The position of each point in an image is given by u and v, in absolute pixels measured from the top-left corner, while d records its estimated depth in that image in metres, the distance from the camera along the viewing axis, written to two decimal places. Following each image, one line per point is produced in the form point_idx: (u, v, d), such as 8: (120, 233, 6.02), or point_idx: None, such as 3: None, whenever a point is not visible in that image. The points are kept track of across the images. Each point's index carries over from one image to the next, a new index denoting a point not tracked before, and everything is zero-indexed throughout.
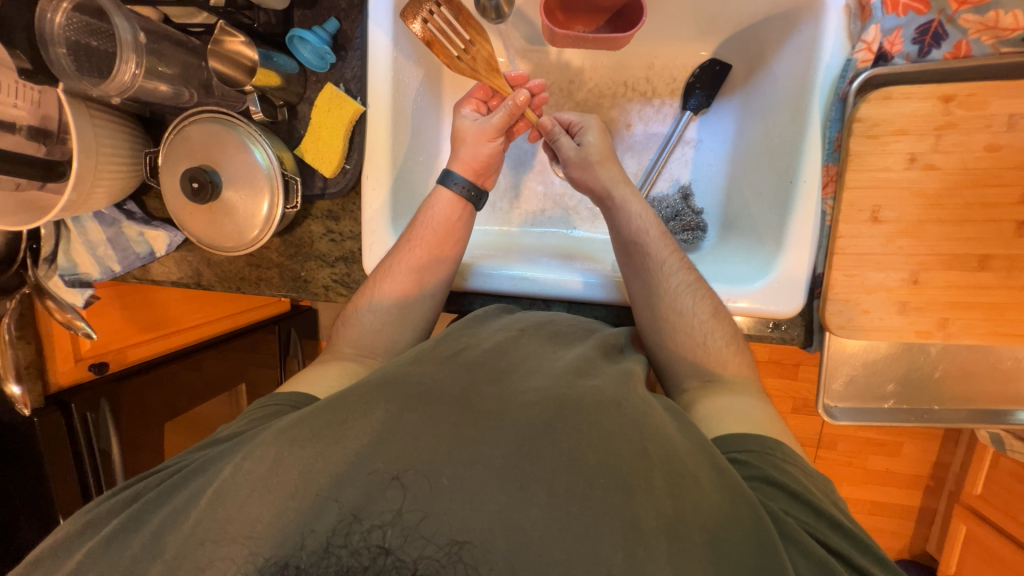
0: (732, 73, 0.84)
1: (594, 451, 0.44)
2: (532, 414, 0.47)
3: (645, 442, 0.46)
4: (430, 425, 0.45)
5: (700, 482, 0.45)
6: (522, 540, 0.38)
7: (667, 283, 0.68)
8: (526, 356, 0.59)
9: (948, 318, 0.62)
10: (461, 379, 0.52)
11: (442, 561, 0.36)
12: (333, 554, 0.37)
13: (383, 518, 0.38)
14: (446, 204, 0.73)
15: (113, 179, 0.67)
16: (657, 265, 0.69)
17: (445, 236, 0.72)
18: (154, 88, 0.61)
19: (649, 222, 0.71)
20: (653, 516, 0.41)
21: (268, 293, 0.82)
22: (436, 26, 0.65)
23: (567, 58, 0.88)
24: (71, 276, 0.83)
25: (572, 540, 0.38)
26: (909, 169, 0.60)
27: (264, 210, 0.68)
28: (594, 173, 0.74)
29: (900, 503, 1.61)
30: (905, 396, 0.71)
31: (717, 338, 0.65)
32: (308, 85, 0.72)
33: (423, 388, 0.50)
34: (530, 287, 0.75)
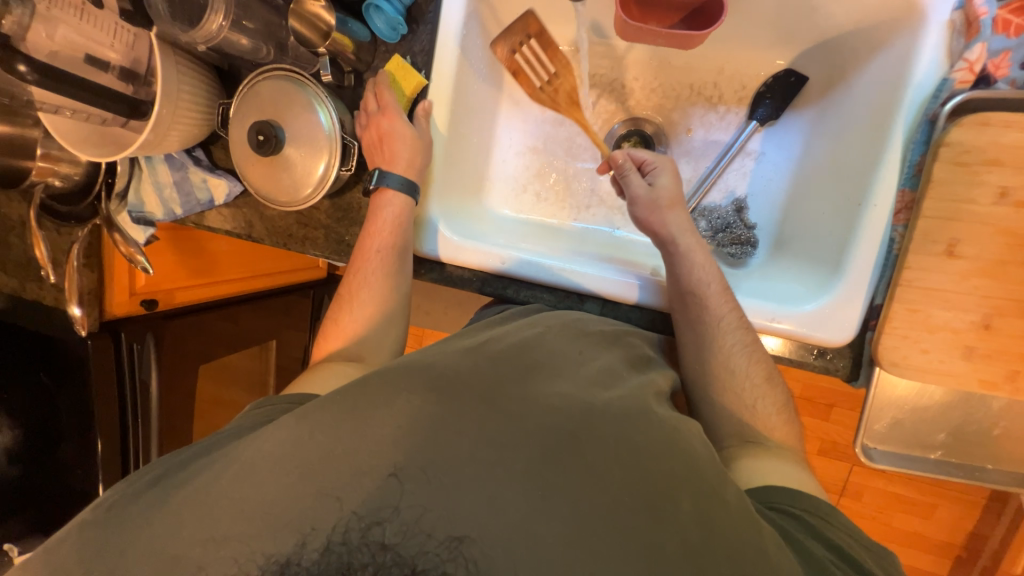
0: (808, 86, 0.80)
1: (617, 462, 0.44)
2: (561, 416, 0.46)
3: (672, 459, 0.46)
4: (451, 417, 0.45)
5: (728, 504, 0.44)
6: (536, 556, 0.38)
7: (723, 345, 0.64)
8: (552, 351, 0.58)
9: (1019, 371, 0.57)
10: (485, 369, 0.51)
11: (443, 557, 0.37)
12: (334, 552, 0.37)
13: (381, 515, 0.39)
14: (396, 208, 0.71)
15: (188, 124, 0.71)
16: (713, 323, 0.65)
17: (398, 236, 0.72)
18: (237, 41, 0.64)
19: (711, 275, 0.67)
20: (678, 543, 0.40)
21: (311, 253, 0.84)
22: (523, 57, 0.78)
23: (635, 53, 0.86)
24: (138, 213, 0.89)
25: (587, 559, 0.39)
26: (998, 204, 0.55)
27: (320, 170, 0.70)
28: (662, 217, 0.70)
29: (925, 568, 1.51)
30: (956, 448, 0.65)
31: (763, 398, 0.63)
32: (377, 55, 0.74)
33: (446, 377, 0.49)
34: (568, 280, 0.75)
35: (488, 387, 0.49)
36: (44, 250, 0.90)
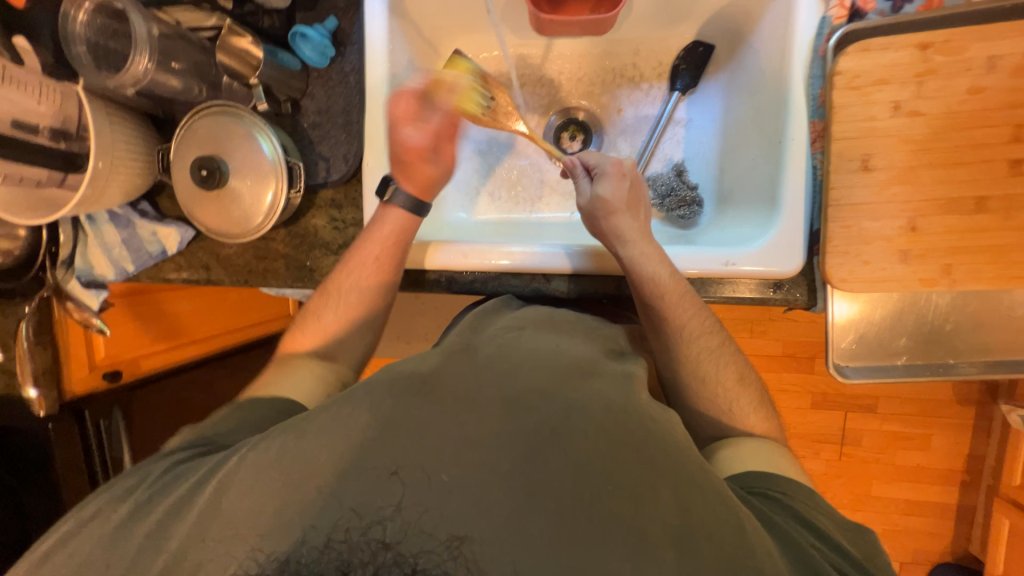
0: (716, 52, 0.87)
1: (592, 447, 0.42)
2: (543, 414, 0.44)
3: (653, 448, 0.44)
4: (430, 419, 0.43)
5: (706, 491, 0.43)
6: (526, 545, 0.37)
7: (687, 345, 0.66)
8: (534, 347, 0.55)
9: (952, 265, 0.62)
10: (463, 372, 0.49)
11: (442, 556, 0.36)
12: (333, 549, 0.37)
13: (382, 514, 0.38)
14: (395, 220, 0.72)
15: (127, 174, 0.70)
16: (673, 327, 0.67)
17: (391, 247, 0.72)
18: (166, 81, 0.65)
19: (664, 282, 0.66)
20: (661, 528, 0.39)
21: (274, 285, 0.83)
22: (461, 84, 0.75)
23: (556, 48, 0.91)
24: (87, 277, 0.86)
25: (569, 549, 0.38)
26: (895, 116, 0.61)
27: (269, 199, 0.71)
28: (606, 227, 0.69)
29: (936, 501, 1.53)
30: (917, 352, 0.69)
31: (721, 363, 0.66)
32: (310, 81, 0.76)
33: (425, 380, 0.47)
34: (533, 263, 0.75)
35: (464, 372, 0.48)
36: None
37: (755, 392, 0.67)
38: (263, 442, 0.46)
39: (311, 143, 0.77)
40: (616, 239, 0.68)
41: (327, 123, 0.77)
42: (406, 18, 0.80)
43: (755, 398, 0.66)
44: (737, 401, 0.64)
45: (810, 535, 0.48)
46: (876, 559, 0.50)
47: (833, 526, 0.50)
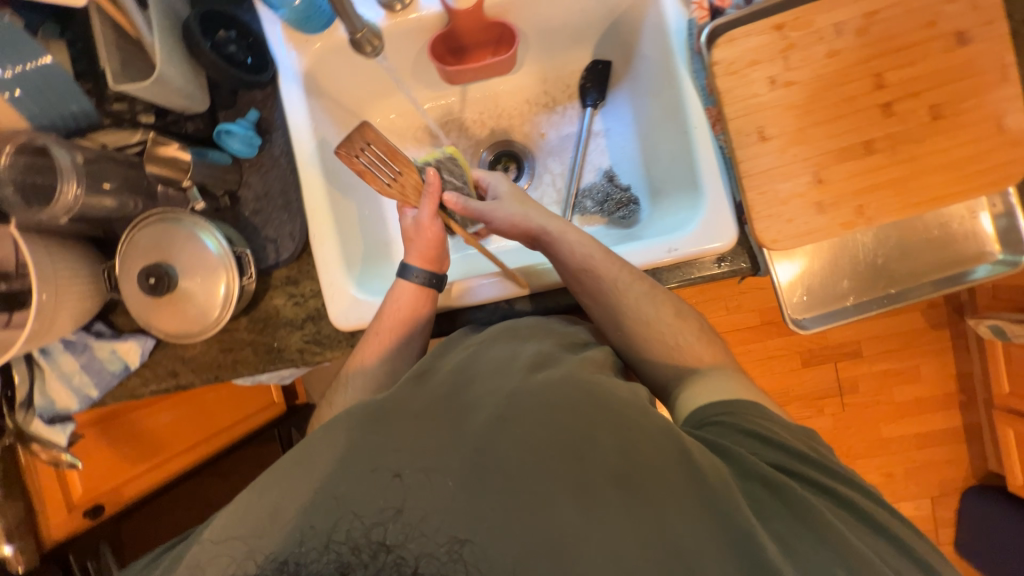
0: (614, 66, 0.95)
1: (536, 424, 0.50)
2: (490, 408, 0.52)
3: (587, 412, 0.52)
4: (408, 439, 0.49)
5: (642, 437, 0.50)
6: (505, 526, 0.44)
7: (622, 295, 0.70)
8: (491, 356, 0.61)
9: (863, 205, 0.67)
10: (425, 398, 0.54)
11: (443, 558, 0.42)
12: (334, 550, 0.43)
13: (383, 517, 0.44)
14: (410, 296, 0.75)
15: (74, 298, 0.70)
16: (610, 285, 0.70)
17: (410, 318, 0.74)
18: (99, 202, 0.66)
19: (589, 247, 0.72)
20: (600, 473, 0.48)
21: (246, 374, 0.83)
22: (367, 159, 0.63)
23: (472, 92, 0.98)
24: (50, 414, 0.83)
25: (532, 514, 0.45)
26: (774, 89, 0.67)
27: (222, 290, 0.72)
28: (516, 216, 0.75)
29: (944, 427, 1.57)
30: (861, 289, 0.74)
31: (668, 317, 0.70)
32: (244, 171, 0.79)
33: (384, 410, 0.52)
34: (488, 291, 0.78)
35: (429, 396, 0.54)
36: None
37: (727, 363, 0.69)
38: (261, 485, 0.50)
39: (256, 229, 0.79)
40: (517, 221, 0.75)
41: (268, 206, 0.79)
42: (325, 95, 0.84)
43: (728, 368, 0.68)
44: (713, 376, 0.67)
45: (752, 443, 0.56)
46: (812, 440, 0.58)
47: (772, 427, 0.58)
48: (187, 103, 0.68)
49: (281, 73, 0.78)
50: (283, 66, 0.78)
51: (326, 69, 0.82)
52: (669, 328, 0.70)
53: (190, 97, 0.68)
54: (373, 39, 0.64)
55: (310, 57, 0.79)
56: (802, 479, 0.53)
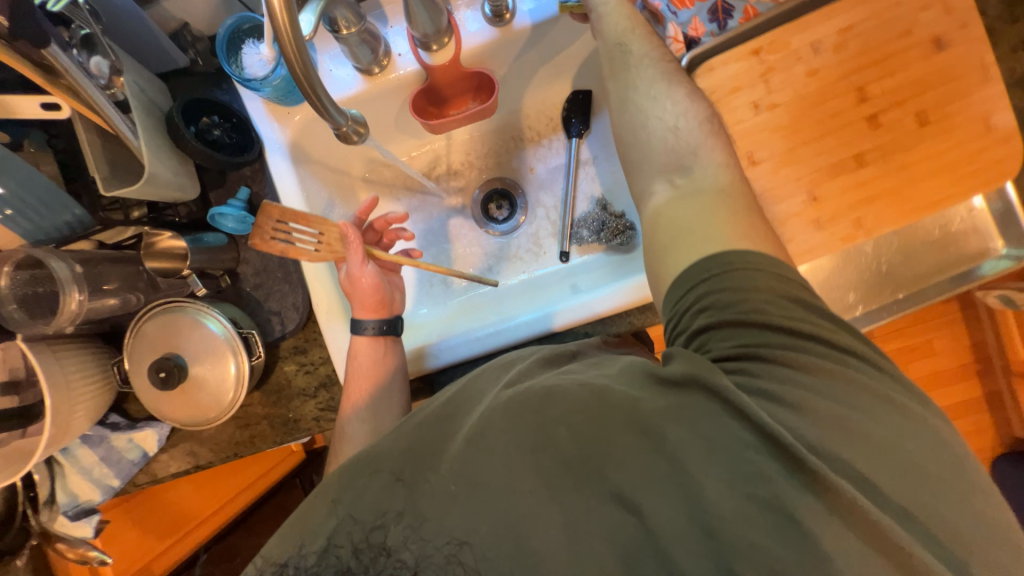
0: (594, 95, 0.95)
1: (501, 420, 0.48)
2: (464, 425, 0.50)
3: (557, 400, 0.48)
4: (402, 448, 0.50)
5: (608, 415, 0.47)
6: (489, 521, 0.44)
7: (653, 86, 0.66)
8: (480, 373, 0.58)
9: (861, 217, 0.67)
10: (411, 430, 0.52)
11: (439, 561, 0.43)
12: (333, 555, 0.45)
13: (385, 521, 0.46)
14: (368, 351, 0.74)
15: (87, 399, 0.70)
16: (649, 89, 0.66)
17: (377, 374, 0.74)
18: (103, 303, 0.68)
19: (660, 67, 0.67)
20: (562, 458, 0.46)
21: (265, 447, 0.82)
22: (285, 236, 0.66)
23: (456, 136, 0.99)
24: (74, 509, 0.82)
25: (502, 505, 0.45)
26: (757, 114, 0.68)
27: (232, 370, 0.71)
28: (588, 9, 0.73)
29: (966, 398, 1.55)
30: (867, 297, 0.74)
31: (690, 119, 0.62)
32: (241, 247, 0.79)
33: (367, 455, 0.51)
34: (469, 350, 0.78)
35: (415, 429, 0.52)
36: None
37: None
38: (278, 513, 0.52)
39: (259, 304, 0.79)
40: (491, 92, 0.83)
41: (269, 280, 0.79)
42: (312, 161, 0.85)
43: None
44: None
45: (735, 351, 0.48)
46: (831, 337, 0.48)
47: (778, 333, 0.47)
48: (179, 194, 0.70)
49: (268, 147, 0.78)
50: (269, 140, 0.78)
51: (312, 137, 0.82)
52: (677, 116, 0.63)
53: (182, 187, 0.70)
54: (358, 129, 0.59)
55: (293, 129, 0.80)
56: (793, 397, 0.45)
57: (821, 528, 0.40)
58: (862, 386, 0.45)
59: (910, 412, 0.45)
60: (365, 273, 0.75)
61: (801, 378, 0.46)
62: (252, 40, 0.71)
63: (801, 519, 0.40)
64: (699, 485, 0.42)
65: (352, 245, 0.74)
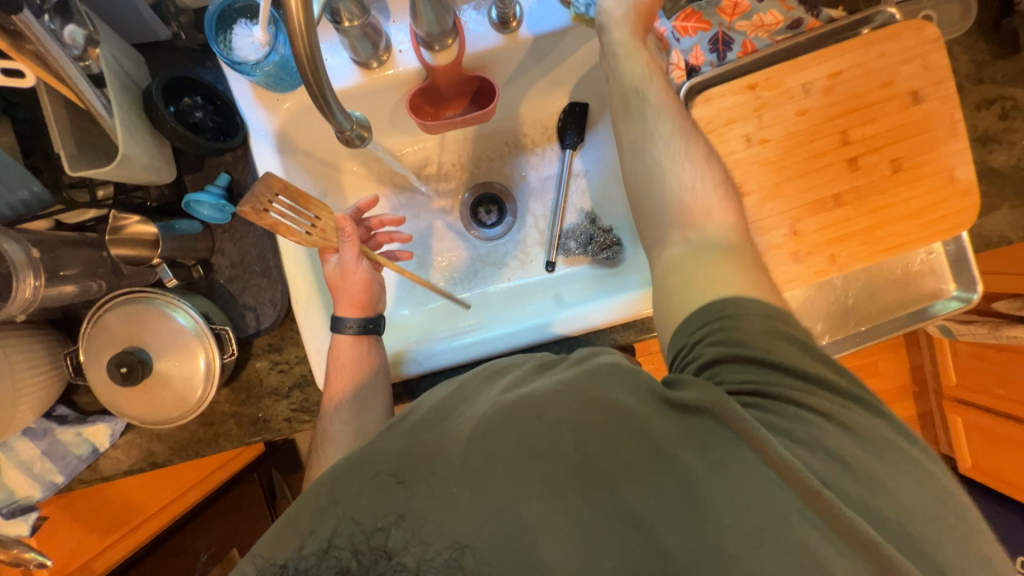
0: (591, 109, 0.96)
1: (510, 426, 0.48)
2: (464, 431, 0.49)
3: (559, 414, 0.49)
4: (406, 449, 0.49)
5: (614, 430, 0.48)
6: (498, 523, 0.44)
7: (661, 137, 0.64)
8: (473, 377, 0.57)
9: (835, 253, 0.71)
10: (401, 437, 0.50)
11: (441, 565, 0.42)
12: (333, 556, 0.42)
13: (384, 523, 0.43)
14: (349, 349, 0.72)
15: (34, 391, 0.65)
16: (654, 134, 0.65)
17: (357, 371, 0.72)
18: (60, 291, 0.62)
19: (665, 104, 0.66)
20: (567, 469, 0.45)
21: (229, 447, 0.79)
22: (278, 211, 0.58)
23: (450, 137, 0.97)
24: (9, 506, 0.76)
25: (510, 513, 0.44)
26: (749, 146, 0.70)
27: (202, 367, 0.67)
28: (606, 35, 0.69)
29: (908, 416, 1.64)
30: (835, 328, 0.79)
31: (704, 182, 0.62)
32: (217, 237, 0.75)
33: (362, 455, 0.49)
34: (452, 358, 0.77)
35: (403, 434, 0.51)
36: None
37: None
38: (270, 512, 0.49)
39: (232, 297, 0.75)
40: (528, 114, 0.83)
41: (245, 273, 0.76)
42: (299, 151, 0.81)
43: None
44: None
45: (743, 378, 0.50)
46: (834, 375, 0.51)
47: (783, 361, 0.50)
48: (153, 178, 0.65)
49: (253, 133, 0.74)
50: (254, 127, 0.74)
51: (300, 126, 0.79)
52: (687, 167, 0.63)
53: (156, 171, 0.65)
54: (362, 132, 0.61)
55: (281, 115, 0.75)
56: (799, 429, 0.47)
57: (823, 548, 0.41)
58: (865, 424, 0.48)
59: (910, 456, 0.47)
60: (353, 268, 0.72)
61: (803, 402, 0.48)
62: (245, 21, 0.67)
63: (805, 541, 0.42)
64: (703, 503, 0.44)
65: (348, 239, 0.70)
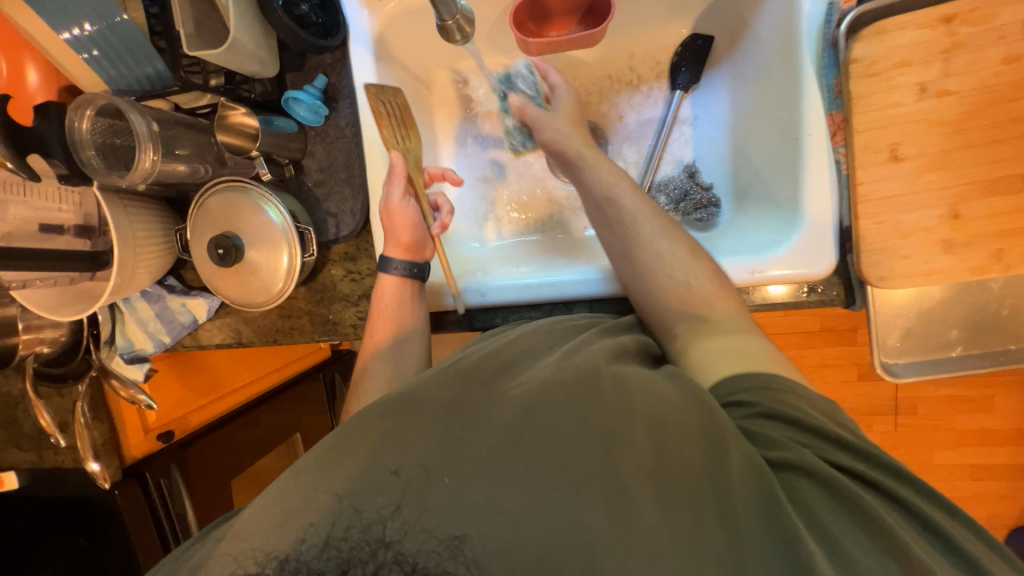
0: (716, 44, 0.83)
1: (555, 414, 0.42)
2: (513, 399, 0.44)
3: (623, 400, 0.44)
4: (425, 424, 0.42)
5: (685, 436, 0.42)
6: (529, 523, 0.36)
7: (659, 259, 0.63)
8: (520, 349, 0.56)
9: (1004, 249, 0.57)
10: (452, 384, 0.48)
11: (443, 555, 0.34)
12: (334, 547, 0.35)
13: (382, 513, 0.36)
14: (393, 291, 0.72)
15: (151, 258, 0.73)
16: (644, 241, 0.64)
17: (400, 312, 0.72)
18: (173, 168, 0.67)
19: (637, 202, 0.66)
20: (636, 474, 0.38)
21: (302, 341, 0.85)
22: (385, 105, 0.70)
23: (547, 63, 0.89)
24: (129, 353, 0.90)
25: (555, 514, 0.36)
26: (922, 99, 0.56)
27: (285, 262, 0.71)
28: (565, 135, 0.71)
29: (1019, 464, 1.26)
30: (972, 340, 0.65)
31: (701, 276, 0.61)
32: (309, 140, 0.77)
33: (410, 399, 0.46)
34: (511, 296, 0.74)
35: (448, 385, 0.47)
36: (49, 415, 0.90)
37: None
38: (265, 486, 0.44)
39: (317, 202, 0.78)
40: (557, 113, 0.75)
41: (331, 179, 0.77)
42: (394, 60, 0.79)
43: None
44: None
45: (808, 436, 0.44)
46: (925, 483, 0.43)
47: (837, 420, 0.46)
48: (258, 69, 0.68)
49: (353, 35, 0.73)
50: (355, 27, 0.73)
51: (397, 31, 0.77)
52: (686, 268, 0.62)
53: (261, 63, 0.68)
54: (464, 26, 0.60)
55: (382, 18, 0.74)
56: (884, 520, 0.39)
57: None
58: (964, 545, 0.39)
59: None
60: (396, 203, 0.71)
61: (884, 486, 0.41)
62: None
63: None
64: (796, 552, 0.36)
65: (395, 174, 0.72)
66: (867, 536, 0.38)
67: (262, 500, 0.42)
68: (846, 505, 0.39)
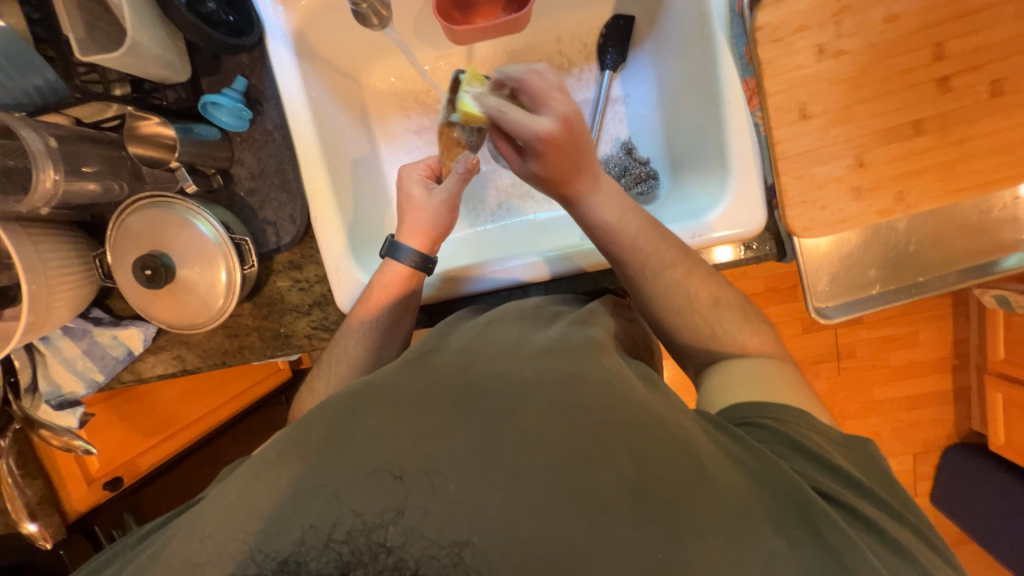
0: (637, 24, 0.86)
1: (556, 418, 0.42)
2: (497, 393, 0.44)
3: (600, 400, 0.44)
4: (420, 428, 0.41)
5: (665, 435, 0.44)
6: (512, 508, 0.37)
7: (677, 297, 0.63)
8: (496, 341, 0.54)
9: (904, 191, 0.63)
10: (419, 379, 0.48)
11: (443, 562, 0.34)
12: (334, 550, 0.34)
13: (382, 518, 0.35)
14: (398, 280, 0.70)
15: (69, 289, 0.66)
16: (655, 276, 0.63)
17: (398, 300, 0.70)
18: (81, 188, 0.62)
19: (641, 231, 0.63)
20: (627, 481, 0.39)
21: (254, 359, 0.80)
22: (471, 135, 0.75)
23: (479, 53, 0.90)
24: (58, 399, 0.81)
25: (546, 508, 0.37)
26: (821, 60, 0.61)
27: (224, 278, 0.67)
28: (576, 157, 0.61)
29: (946, 389, 1.39)
30: (887, 277, 0.72)
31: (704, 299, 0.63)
32: (235, 147, 0.73)
33: (389, 401, 0.45)
34: (474, 282, 0.74)
35: (423, 384, 0.46)
36: None
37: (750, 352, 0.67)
38: (221, 488, 0.43)
39: (253, 211, 0.74)
40: (565, 123, 0.59)
41: (264, 186, 0.74)
42: (318, 57, 0.77)
43: None
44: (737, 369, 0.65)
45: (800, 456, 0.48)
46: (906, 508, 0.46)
47: (810, 436, 0.49)
48: (166, 73, 0.64)
49: (268, 33, 0.70)
50: (271, 25, 0.70)
51: (317, 28, 0.75)
52: (688, 291, 0.63)
53: (169, 66, 0.64)
54: (377, 11, 0.65)
55: (299, 14, 0.71)
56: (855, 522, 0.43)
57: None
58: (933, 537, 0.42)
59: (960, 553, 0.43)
60: (444, 200, 0.71)
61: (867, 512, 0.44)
62: None
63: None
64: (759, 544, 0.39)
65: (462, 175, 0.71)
66: (819, 544, 0.40)
67: (223, 501, 0.41)
68: (802, 511, 0.42)
